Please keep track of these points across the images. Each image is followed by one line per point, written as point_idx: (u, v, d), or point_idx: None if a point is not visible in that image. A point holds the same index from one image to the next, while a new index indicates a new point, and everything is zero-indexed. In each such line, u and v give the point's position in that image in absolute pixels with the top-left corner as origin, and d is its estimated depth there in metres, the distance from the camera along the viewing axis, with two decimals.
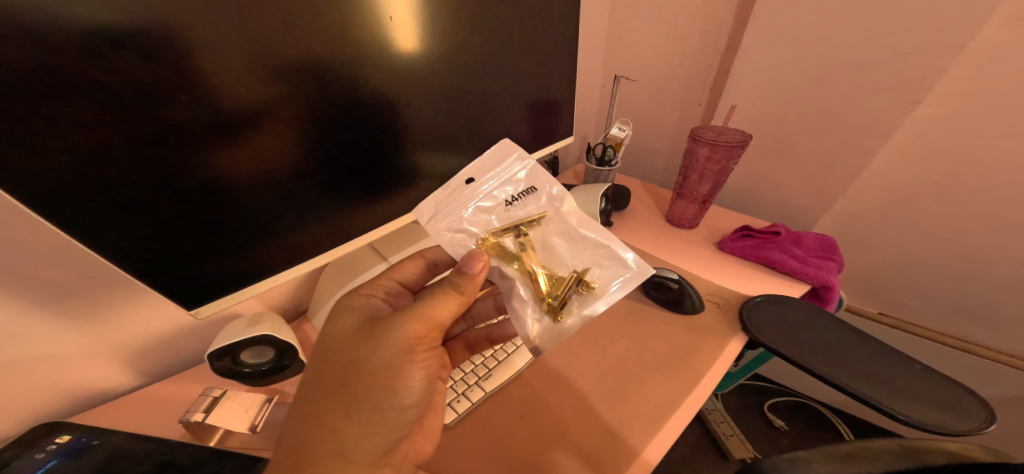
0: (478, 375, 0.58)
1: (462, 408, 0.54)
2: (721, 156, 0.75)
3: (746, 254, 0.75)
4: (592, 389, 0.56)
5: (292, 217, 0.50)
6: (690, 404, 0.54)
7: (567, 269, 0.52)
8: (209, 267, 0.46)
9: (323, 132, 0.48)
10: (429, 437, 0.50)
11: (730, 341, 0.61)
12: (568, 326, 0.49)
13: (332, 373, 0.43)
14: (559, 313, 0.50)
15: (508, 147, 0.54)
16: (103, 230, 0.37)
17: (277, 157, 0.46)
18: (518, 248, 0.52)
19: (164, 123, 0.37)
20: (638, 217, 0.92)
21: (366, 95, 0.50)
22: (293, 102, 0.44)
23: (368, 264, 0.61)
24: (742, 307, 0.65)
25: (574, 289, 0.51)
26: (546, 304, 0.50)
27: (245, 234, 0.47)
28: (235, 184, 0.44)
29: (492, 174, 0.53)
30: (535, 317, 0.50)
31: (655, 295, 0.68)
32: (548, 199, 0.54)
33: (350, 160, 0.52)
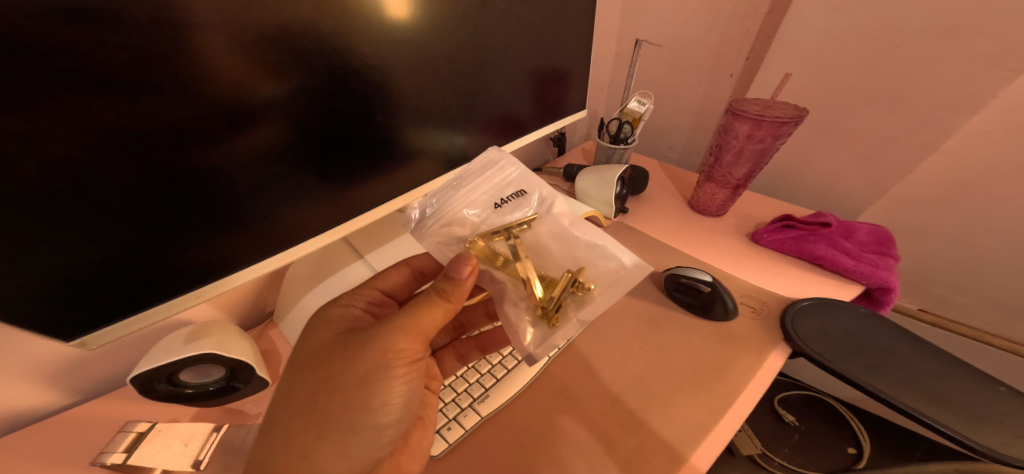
0: (471, 394, 0.49)
1: (454, 438, 0.45)
2: (765, 135, 0.64)
3: (787, 250, 0.65)
4: (602, 411, 0.47)
5: (270, 209, 0.40)
6: (722, 431, 0.44)
7: (561, 270, 0.43)
8: (162, 275, 0.36)
9: (325, 115, 0.40)
10: (416, 457, 0.42)
11: (771, 353, 0.51)
12: (561, 332, 0.40)
13: (300, 393, 0.36)
14: (554, 318, 0.40)
15: (495, 154, 0.45)
16: (15, 248, 0.29)
17: (246, 141, 0.36)
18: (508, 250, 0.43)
19: (92, 104, 0.28)
20: (656, 202, 0.81)
21: (366, 65, 0.41)
22: (266, 75, 0.35)
23: (343, 263, 0.51)
24: (786, 310, 0.55)
25: (570, 290, 0.41)
26: (535, 307, 0.41)
27: (208, 233, 0.37)
28: (191, 177, 0.34)
29: (478, 165, 0.45)
30: (523, 321, 0.41)
31: (683, 300, 0.57)
32: (541, 200, 0.46)
33: (355, 146, 0.44)
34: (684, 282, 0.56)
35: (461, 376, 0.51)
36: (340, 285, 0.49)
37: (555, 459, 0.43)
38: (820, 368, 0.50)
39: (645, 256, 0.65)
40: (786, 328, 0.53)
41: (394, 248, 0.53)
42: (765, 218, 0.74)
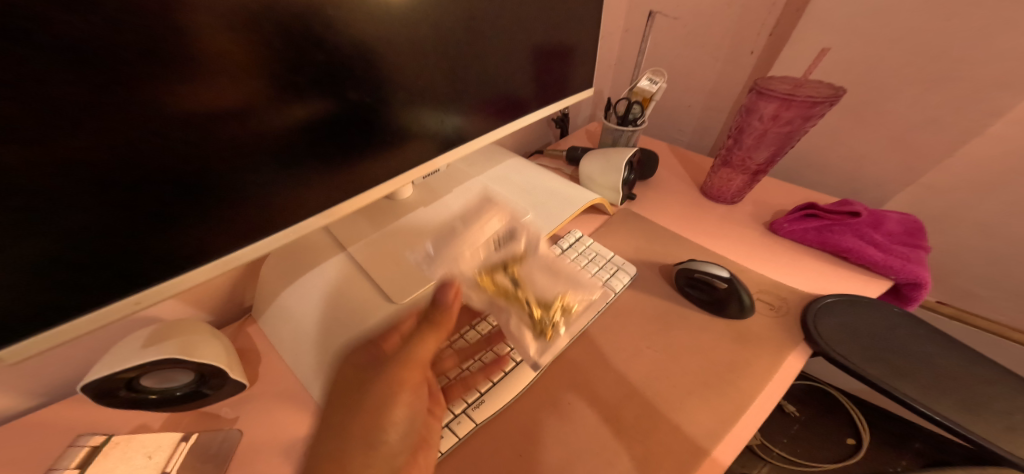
0: (466, 397, 0.43)
1: (446, 446, 0.39)
2: (793, 115, 0.60)
3: (810, 241, 0.60)
4: (603, 416, 0.42)
5: (255, 186, 0.35)
6: (735, 437, 0.41)
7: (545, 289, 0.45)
8: (110, 269, 0.30)
9: (317, 90, 0.35)
10: None
11: (790, 354, 0.47)
12: (551, 344, 0.43)
13: (326, 426, 0.39)
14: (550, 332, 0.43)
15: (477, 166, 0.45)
16: None
17: (213, 109, 0.30)
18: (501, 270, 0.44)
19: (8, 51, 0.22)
20: (665, 187, 0.76)
21: (362, 34, 0.36)
22: (252, 37, 0.30)
23: (322, 255, 0.48)
24: (808, 308, 0.50)
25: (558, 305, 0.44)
26: (530, 326, 0.42)
27: (169, 218, 0.32)
28: (168, 150, 0.29)
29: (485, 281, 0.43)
30: (519, 337, 0.42)
31: (694, 297, 0.52)
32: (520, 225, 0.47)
33: (348, 128, 0.39)
34: (696, 279, 0.52)
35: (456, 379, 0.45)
36: (319, 278, 0.46)
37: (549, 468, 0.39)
38: (843, 372, 0.45)
39: (654, 246, 0.61)
40: (807, 326, 0.48)
41: (378, 240, 0.50)
42: (783, 207, 0.69)
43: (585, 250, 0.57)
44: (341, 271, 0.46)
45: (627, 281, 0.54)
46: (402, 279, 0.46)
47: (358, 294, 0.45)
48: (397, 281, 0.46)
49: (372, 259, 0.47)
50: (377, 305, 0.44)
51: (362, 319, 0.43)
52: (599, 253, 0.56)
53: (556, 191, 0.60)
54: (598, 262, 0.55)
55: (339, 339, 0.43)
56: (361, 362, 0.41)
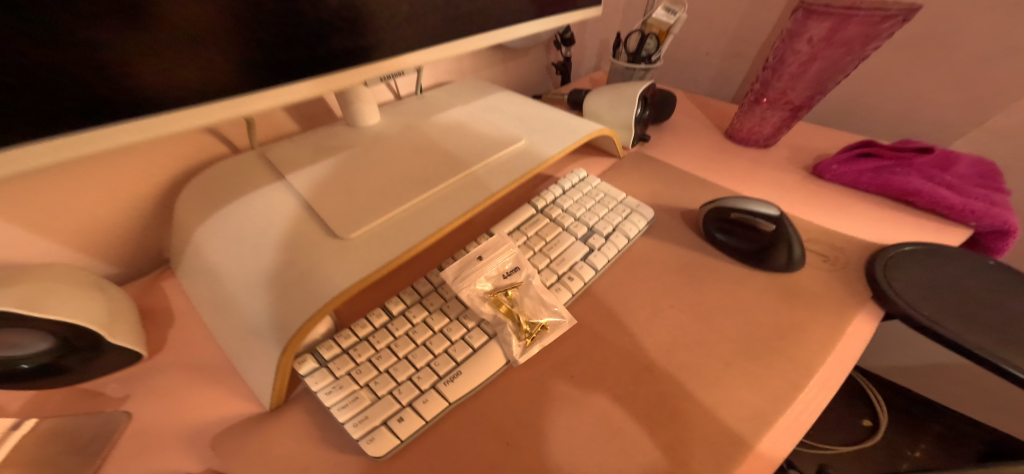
0: (438, 368, 0.32)
1: (407, 432, 0.29)
2: (851, 36, 0.49)
3: (864, 186, 0.49)
4: (613, 393, 0.32)
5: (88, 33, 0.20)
6: (792, 417, 0.31)
7: (527, 274, 0.37)
8: None
9: None
10: None
11: (854, 316, 0.36)
12: (511, 344, 0.34)
13: None
14: (522, 323, 0.35)
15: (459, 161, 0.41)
16: None
17: None
18: (487, 246, 0.38)
19: None
20: (684, 131, 0.64)
21: None
22: None
23: (252, 183, 0.37)
24: (874, 260, 0.39)
25: (535, 303, 0.36)
26: (496, 307, 0.35)
27: None
28: None
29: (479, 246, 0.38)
30: (479, 306, 0.34)
31: (731, 244, 0.41)
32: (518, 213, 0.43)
33: None
34: (735, 219, 0.40)
35: (426, 342, 0.33)
36: (243, 207, 0.34)
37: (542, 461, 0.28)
38: (923, 335, 0.34)
39: (674, 191, 0.50)
40: (876, 281, 0.37)
41: (327, 168, 0.39)
42: (826, 152, 0.58)
43: (590, 191, 0.46)
44: (275, 201, 0.35)
45: (642, 226, 0.44)
46: (354, 209, 0.34)
47: (292, 226, 0.33)
48: (346, 210, 0.34)
49: (318, 186, 0.36)
50: (317, 238, 0.32)
51: (293, 256, 0.31)
52: (608, 195, 0.46)
53: (554, 121, 0.50)
54: (607, 204, 0.45)
55: (258, 281, 0.30)
56: (284, 310, 0.28)
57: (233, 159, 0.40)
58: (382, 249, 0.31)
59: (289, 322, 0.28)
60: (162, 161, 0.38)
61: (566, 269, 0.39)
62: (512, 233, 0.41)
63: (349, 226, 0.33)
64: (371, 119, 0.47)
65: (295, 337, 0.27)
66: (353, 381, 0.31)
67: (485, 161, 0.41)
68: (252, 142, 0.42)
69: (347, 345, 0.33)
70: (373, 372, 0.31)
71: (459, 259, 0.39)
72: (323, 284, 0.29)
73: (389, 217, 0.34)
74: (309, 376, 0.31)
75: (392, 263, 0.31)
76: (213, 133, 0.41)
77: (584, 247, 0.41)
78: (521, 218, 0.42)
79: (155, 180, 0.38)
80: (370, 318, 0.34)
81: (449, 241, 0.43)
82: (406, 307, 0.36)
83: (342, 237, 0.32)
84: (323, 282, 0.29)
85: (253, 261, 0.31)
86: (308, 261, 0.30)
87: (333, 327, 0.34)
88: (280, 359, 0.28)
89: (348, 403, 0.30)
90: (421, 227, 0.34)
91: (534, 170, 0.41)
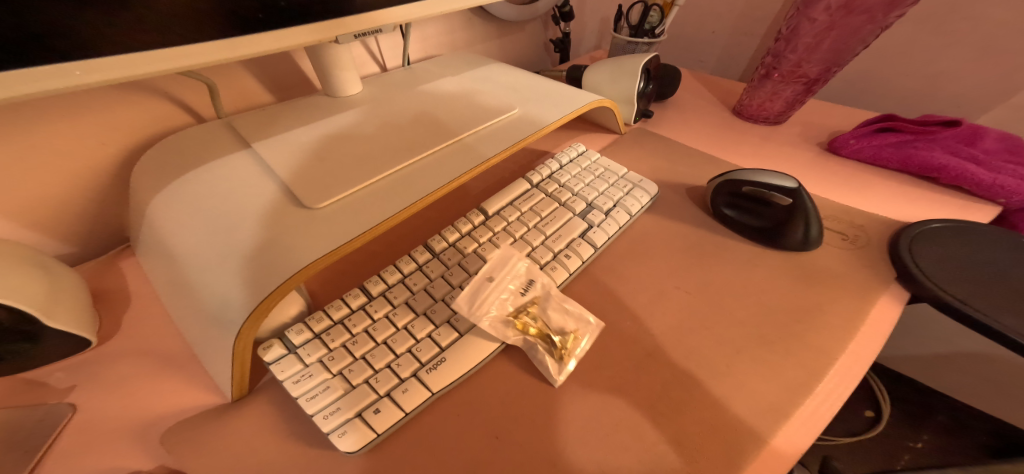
0: (420, 354, 0.29)
1: (383, 425, 0.26)
2: (871, 3, 0.44)
3: (885, 161, 0.46)
4: (614, 382, 0.29)
5: None
6: (812, 408, 0.28)
7: (538, 287, 0.33)
8: None
9: None
10: None
11: (879, 299, 0.33)
12: (548, 365, 0.30)
13: None
14: (550, 338, 0.30)
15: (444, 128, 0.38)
16: None
17: None
18: (497, 262, 0.33)
19: None
20: (690, 108, 0.61)
21: None
22: None
23: (215, 151, 0.33)
24: (900, 240, 0.36)
25: (553, 312, 0.32)
26: (522, 330, 0.31)
27: None
28: None
29: (486, 265, 0.33)
30: (504, 335, 0.30)
31: (744, 221, 0.37)
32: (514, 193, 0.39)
33: None
34: (747, 193, 0.37)
35: (408, 325, 0.30)
36: (201, 176, 0.31)
37: (532, 458, 0.26)
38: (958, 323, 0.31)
39: (679, 168, 0.46)
40: (903, 262, 0.34)
41: (300, 137, 0.35)
42: (841, 128, 0.54)
43: (589, 166, 0.43)
44: (239, 170, 0.32)
45: (646, 201, 0.40)
46: (326, 179, 0.31)
47: (255, 196, 0.29)
48: (318, 180, 0.31)
49: (288, 155, 0.33)
50: (282, 209, 0.29)
51: (252, 228, 0.27)
52: (609, 170, 0.43)
53: (551, 91, 0.46)
54: (607, 178, 0.41)
55: (211, 255, 0.26)
56: (239, 287, 0.25)
57: (196, 128, 0.36)
58: (354, 221, 0.28)
59: (243, 300, 0.24)
60: (116, 132, 0.34)
61: (563, 247, 0.36)
62: (504, 209, 0.38)
63: (319, 195, 0.29)
64: (352, 89, 0.43)
65: (252, 317, 0.24)
66: (325, 369, 0.28)
67: (473, 131, 0.38)
68: (219, 112, 0.38)
69: (320, 330, 0.29)
70: (348, 359, 0.28)
71: (445, 237, 0.36)
72: (286, 257, 0.26)
73: (364, 188, 0.31)
74: (275, 364, 0.27)
75: (365, 236, 0.27)
76: (174, 102, 0.37)
77: (583, 223, 0.37)
78: (514, 193, 0.39)
79: (109, 152, 0.35)
80: (347, 300, 0.31)
81: (435, 219, 0.40)
82: (388, 287, 0.32)
83: (310, 207, 0.29)
84: (285, 256, 0.26)
85: (206, 233, 0.27)
86: (271, 233, 0.27)
87: (305, 309, 0.30)
88: (235, 343, 0.24)
89: (319, 393, 0.26)
90: (399, 197, 0.30)
91: (527, 138, 0.38)
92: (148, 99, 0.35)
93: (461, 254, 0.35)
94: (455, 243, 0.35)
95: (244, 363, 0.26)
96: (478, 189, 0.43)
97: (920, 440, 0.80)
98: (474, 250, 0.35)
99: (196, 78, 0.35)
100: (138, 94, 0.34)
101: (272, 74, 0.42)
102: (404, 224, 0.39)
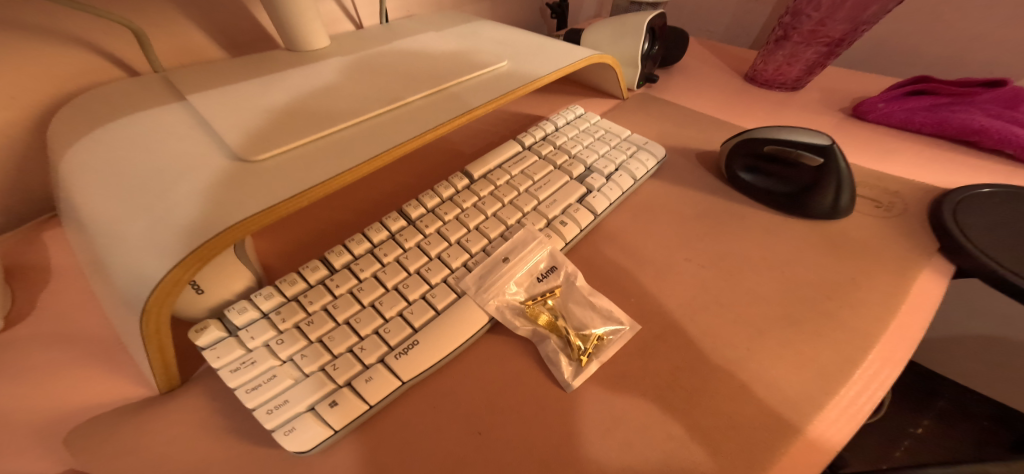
0: (388, 336, 0.24)
1: (341, 421, 0.22)
2: None
3: (917, 126, 0.41)
4: (615, 368, 0.25)
5: None
6: (848, 397, 0.23)
7: (559, 276, 0.28)
8: None
9: None
10: None
11: (920, 272, 0.28)
12: (560, 365, 0.25)
13: None
14: (568, 334, 0.26)
15: (419, 81, 0.33)
16: None
17: None
18: (514, 242, 0.29)
19: None
20: (698, 74, 0.55)
21: None
22: None
23: (143, 104, 0.28)
24: (943, 207, 0.31)
25: (573, 304, 0.27)
26: (534, 319, 0.26)
27: None
28: None
29: (503, 244, 0.28)
30: (511, 323, 0.26)
31: (763, 186, 0.33)
32: (509, 158, 0.35)
33: None
34: (769, 153, 0.32)
35: (375, 302, 0.26)
36: (120, 129, 0.26)
37: (518, 457, 0.21)
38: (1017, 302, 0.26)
39: (688, 134, 0.42)
40: (949, 231, 0.29)
41: (245, 87, 0.30)
42: (865, 94, 0.50)
43: (589, 128, 0.39)
44: (166, 121, 0.26)
45: (652, 165, 0.36)
46: (271, 130, 0.26)
47: (178, 148, 0.24)
48: (261, 130, 0.26)
49: (226, 105, 0.28)
50: (212, 161, 0.24)
51: (169, 183, 0.22)
52: (609, 132, 0.38)
53: (543, 46, 0.41)
54: (608, 141, 0.37)
55: (113, 217, 0.21)
56: (142, 252, 0.20)
57: (128, 82, 0.31)
58: (301, 174, 0.23)
59: (147, 270, 0.19)
60: (37, 84, 0.29)
61: (559, 213, 0.31)
62: (491, 173, 0.33)
63: (258, 147, 0.24)
64: (320, 43, 0.38)
65: (155, 296, 0.19)
66: (272, 355, 0.23)
67: (452, 85, 0.33)
68: (154, 66, 0.33)
69: (268, 308, 0.25)
70: (300, 343, 0.24)
71: (424, 203, 0.31)
72: (207, 215, 0.20)
73: (318, 140, 0.26)
74: (210, 349, 0.23)
75: (312, 193, 0.22)
76: (108, 51, 0.32)
77: (580, 187, 0.33)
78: (502, 156, 0.35)
79: (26, 107, 0.30)
80: (304, 273, 0.26)
81: (413, 185, 0.35)
82: (354, 259, 0.28)
83: (247, 161, 0.24)
84: (206, 215, 0.20)
85: (110, 190, 0.22)
86: (191, 188, 0.22)
87: (253, 284, 0.26)
88: (144, 327, 0.20)
89: (262, 383, 0.22)
90: (359, 150, 0.25)
91: (512, 93, 0.33)
92: (74, 46, 0.30)
93: (441, 222, 0.30)
94: (434, 209, 0.31)
95: (164, 350, 0.22)
96: (462, 154, 0.38)
97: (921, 424, 0.73)
98: (456, 217, 0.30)
99: (114, 21, 0.29)
100: (58, 40, 0.29)
101: (224, 28, 0.37)
102: (377, 191, 0.34)
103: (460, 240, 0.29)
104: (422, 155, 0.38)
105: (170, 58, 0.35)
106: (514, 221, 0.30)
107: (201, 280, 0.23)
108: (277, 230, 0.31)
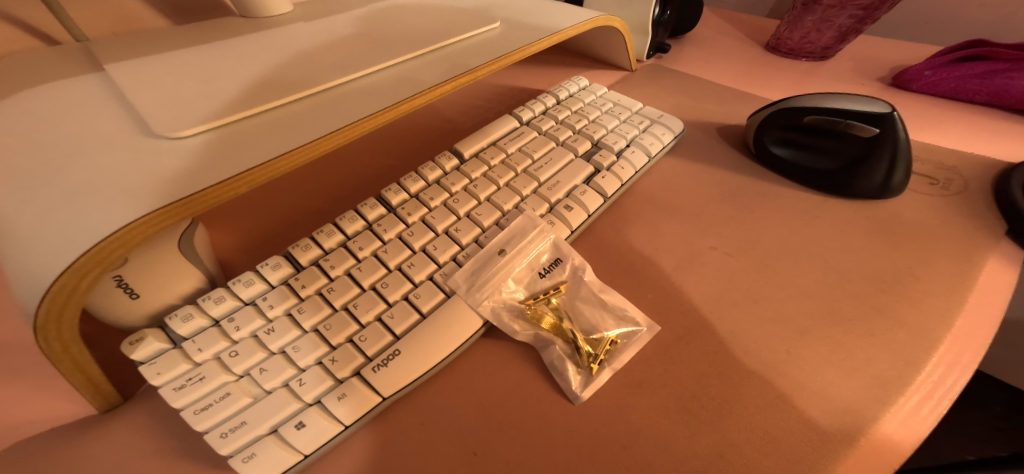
0: (365, 345, 0.21)
1: (312, 446, 0.18)
2: None
3: (969, 94, 0.37)
4: (631, 377, 0.21)
5: None
6: (911, 408, 0.19)
7: (566, 270, 0.24)
8: None
9: None
10: None
11: (985, 258, 0.24)
12: (567, 374, 0.21)
13: None
14: (581, 340, 0.22)
15: (397, 46, 0.28)
16: None
17: None
18: (511, 230, 0.25)
19: None
20: (714, 43, 0.50)
21: None
22: None
23: (54, 76, 0.24)
24: (1011, 183, 0.27)
25: (579, 303, 0.23)
26: (537, 322, 0.22)
27: None
28: None
29: (499, 234, 0.24)
30: (509, 327, 0.22)
31: (801, 164, 0.29)
32: (505, 136, 0.30)
33: None
34: (809, 124, 0.28)
35: (349, 304, 0.22)
36: (26, 103, 0.22)
37: None
38: None
39: (707, 107, 0.37)
40: (1020, 211, 0.25)
41: (177, 55, 0.26)
42: (904, 62, 0.45)
43: (595, 101, 0.34)
44: (77, 94, 0.22)
45: (668, 140, 0.32)
46: (207, 100, 0.22)
47: (86, 125, 0.20)
48: (190, 102, 0.21)
49: (152, 75, 0.23)
50: (126, 138, 0.19)
51: (68, 165, 0.18)
52: (619, 105, 0.34)
53: (539, 7, 0.36)
54: (617, 114, 0.33)
55: None
56: (27, 250, 0.16)
57: (49, 52, 0.27)
58: (239, 155, 0.19)
59: (37, 271, 0.15)
60: None
61: (562, 196, 0.27)
62: (484, 151, 0.29)
63: (190, 121, 0.20)
64: (280, 9, 0.33)
65: (47, 305, 0.15)
66: (225, 369, 0.20)
67: (432, 51, 0.29)
68: (74, 34, 0.29)
69: (221, 314, 0.21)
70: (259, 355, 0.20)
71: (406, 189, 0.27)
72: (105, 203, 0.16)
73: (263, 114, 0.22)
74: (149, 364, 0.19)
75: (247, 179, 0.18)
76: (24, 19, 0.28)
77: (587, 166, 0.29)
78: (497, 133, 0.31)
79: None
80: (265, 272, 0.22)
81: (397, 169, 0.31)
82: (325, 254, 0.24)
83: (171, 138, 0.19)
84: (109, 201, 0.16)
85: None
86: (97, 171, 0.18)
87: (205, 286, 0.22)
88: (41, 339, 0.16)
89: (214, 403, 0.19)
90: (313, 127, 0.21)
91: (500, 60, 0.29)
92: None
93: (427, 209, 0.26)
94: (418, 195, 0.27)
95: (86, 366, 0.19)
96: (452, 134, 0.34)
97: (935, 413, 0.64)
98: (444, 203, 0.26)
99: None
100: None
101: None
102: (354, 177, 0.30)
103: (448, 230, 0.25)
104: (408, 136, 0.34)
105: (105, 28, 0.30)
106: (511, 206, 0.26)
107: (135, 283, 0.20)
108: (240, 223, 0.27)
